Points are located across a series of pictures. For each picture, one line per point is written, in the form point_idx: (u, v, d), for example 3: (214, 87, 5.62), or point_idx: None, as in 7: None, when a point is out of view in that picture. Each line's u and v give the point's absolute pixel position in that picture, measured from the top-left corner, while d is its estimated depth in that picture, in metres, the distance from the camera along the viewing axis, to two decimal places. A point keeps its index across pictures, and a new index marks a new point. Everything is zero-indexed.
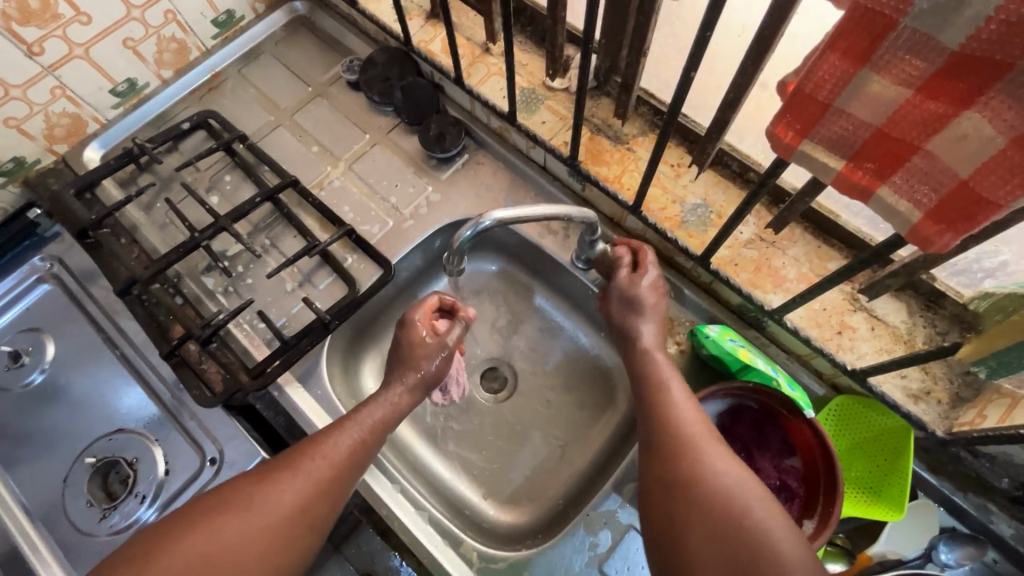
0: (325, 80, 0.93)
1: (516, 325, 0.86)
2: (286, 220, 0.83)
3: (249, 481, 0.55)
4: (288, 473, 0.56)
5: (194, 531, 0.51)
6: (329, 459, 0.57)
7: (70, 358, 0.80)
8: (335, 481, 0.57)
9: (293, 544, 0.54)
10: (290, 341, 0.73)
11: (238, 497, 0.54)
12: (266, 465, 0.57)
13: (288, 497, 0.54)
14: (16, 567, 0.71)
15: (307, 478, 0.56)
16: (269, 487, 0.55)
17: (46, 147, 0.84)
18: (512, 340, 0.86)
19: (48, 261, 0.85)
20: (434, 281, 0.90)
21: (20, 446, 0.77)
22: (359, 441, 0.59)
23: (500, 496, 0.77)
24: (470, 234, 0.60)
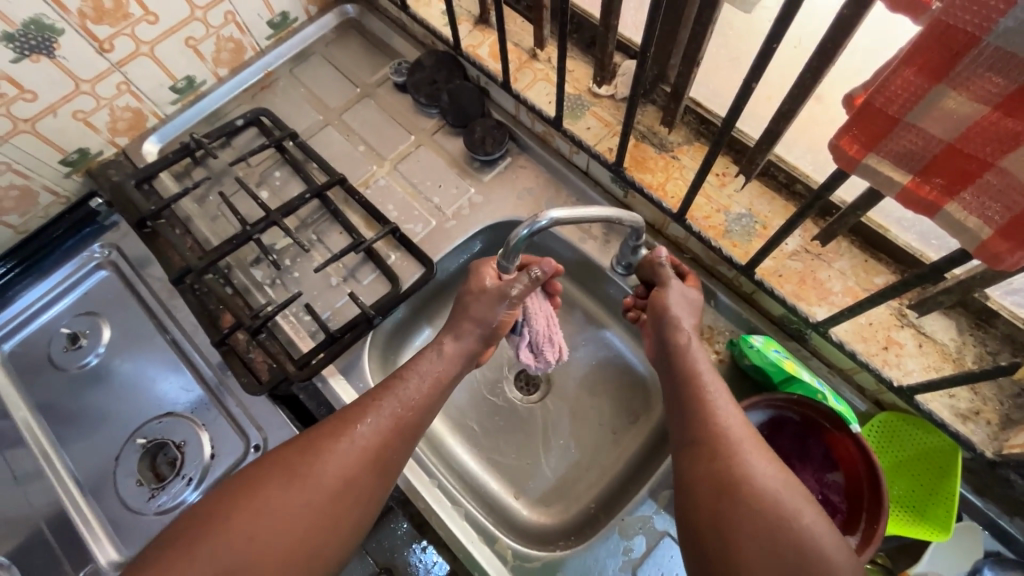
0: (373, 82, 0.96)
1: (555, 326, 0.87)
2: (332, 217, 0.85)
3: (296, 454, 0.56)
4: (334, 446, 0.56)
5: (246, 507, 0.52)
6: (377, 429, 0.58)
7: (123, 342, 0.83)
8: (382, 453, 0.58)
9: (347, 510, 0.55)
10: (335, 335, 0.75)
11: (287, 472, 0.55)
12: (311, 436, 0.57)
13: (336, 472, 0.55)
14: (67, 540, 0.74)
15: (355, 452, 0.56)
16: (317, 461, 0.55)
17: (108, 140, 0.87)
18: None
19: (106, 249, 0.89)
20: None
21: (74, 424, 0.80)
22: (402, 411, 0.59)
23: (531, 496, 0.78)
24: (525, 233, 0.61)
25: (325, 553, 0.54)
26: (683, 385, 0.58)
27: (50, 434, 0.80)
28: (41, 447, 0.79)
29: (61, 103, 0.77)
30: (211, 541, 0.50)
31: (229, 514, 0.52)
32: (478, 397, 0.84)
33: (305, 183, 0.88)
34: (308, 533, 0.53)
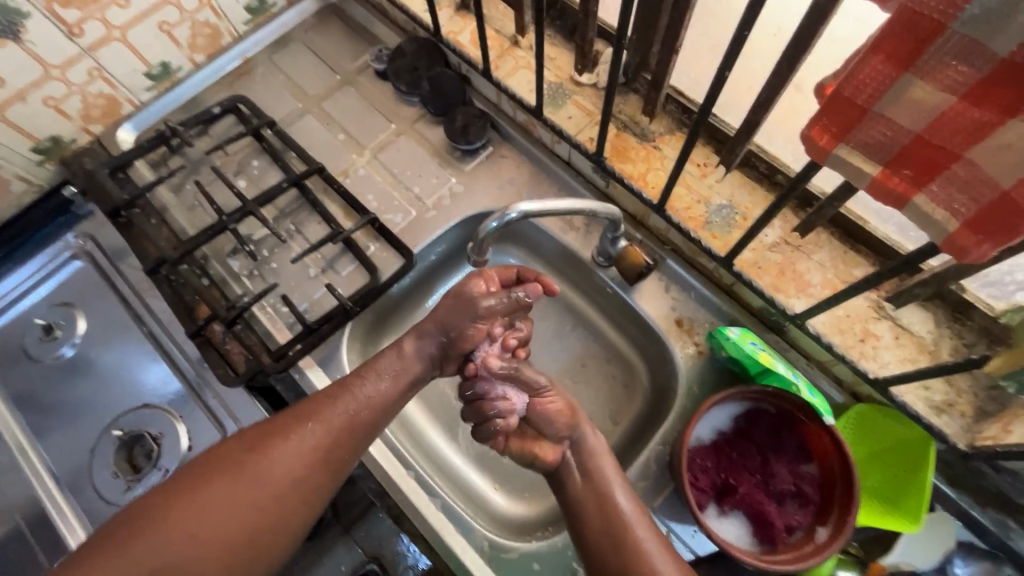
0: (353, 69, 0.94)
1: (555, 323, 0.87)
2: (311, 206, 0.84)
3: (246, 447, 0.56)
4: (285, 443, 0.56)
5: (192, 497, 0.53)
6: (330, 426, 0.58)
7: (99, 334, 0.82)
8: (337, 452, 0.58)
9: (294, 507, 0.56)
10: (312, 326, 0.74)
11: (235, 464, 0.55)
12: (263, 430, 0.57)
13: (284, 468, 0.55)
14: (44, 532, 0.74)
15: (306, 450, 0.56)
16: (266, 457, 0.56)
17: (82, 127, 0.86)
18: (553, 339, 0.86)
19: (81, 238, 0.87)
20: (460, 268, 0.90)
21: (50, 417, 0.79)
22: (357, 411, 0.59)
23: (509, 487, 0.78)
24: (495, 225, 0.61)
25: (270, 547, 0.55)
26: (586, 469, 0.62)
27: (26, 427, 0.79)
28: (16, 440, 0.78)
29: (30, 89, 0.75)
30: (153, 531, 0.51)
31: (173, 508, 0.53)
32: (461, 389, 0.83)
33: (283, 172, 0.86)
34: (252, 529, 0.54)
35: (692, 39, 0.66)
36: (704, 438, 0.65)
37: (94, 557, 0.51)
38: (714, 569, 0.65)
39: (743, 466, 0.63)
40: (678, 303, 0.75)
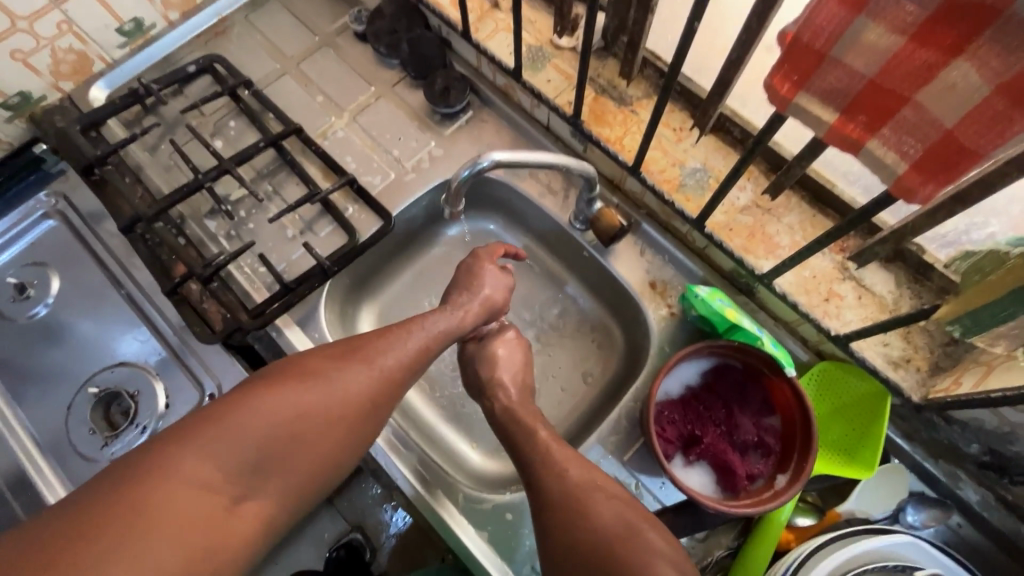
0: (332, 31, 0.93)
1: (533, 286, 0.89)
2: (289, 168, 0.83)
3: (328, 359, 0.56)
4: (365, 359, 0.57)
5: (271, 393, 0.52)
6: (405, 350, 0.59)
7: (74, 294, 0.82)
8: (404, 375, 0.59)
9: (365, 422, 0.56)
10: (290, 285, 0.75)
11: (312, 372, 0.55)
12: (341, 345, 0.58)
13: (361, 383, 0.56)
14: (19, 492, 0.73)
15: (381, 367, 0.58)
16: (347, 371, 0.56)
17: (52, 84, 0.84)
18: (530, 298, 0.88)
19: (53, 197, 0.86)
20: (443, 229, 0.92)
21: (26, 376, 0.78)
22: (427, 339, 0.62)
23: (486, 445, 0.80)
24: (467, 174, 0.64)
25: (339, 457, 0.55)
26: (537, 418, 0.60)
27: None
28: None
29: None
30: (236, 422, 0.50)
31: (248, 405, 0.51)
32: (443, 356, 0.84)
33: (260, 133, 0.86)
34: (329, 435, 0.54)
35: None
36: (673, 393, 0.67)
37: (161, 456, 0.46)
38: (680, 517, 0.66)
39: (709, 419, 0.65)
40: (652, 266, 0.77)
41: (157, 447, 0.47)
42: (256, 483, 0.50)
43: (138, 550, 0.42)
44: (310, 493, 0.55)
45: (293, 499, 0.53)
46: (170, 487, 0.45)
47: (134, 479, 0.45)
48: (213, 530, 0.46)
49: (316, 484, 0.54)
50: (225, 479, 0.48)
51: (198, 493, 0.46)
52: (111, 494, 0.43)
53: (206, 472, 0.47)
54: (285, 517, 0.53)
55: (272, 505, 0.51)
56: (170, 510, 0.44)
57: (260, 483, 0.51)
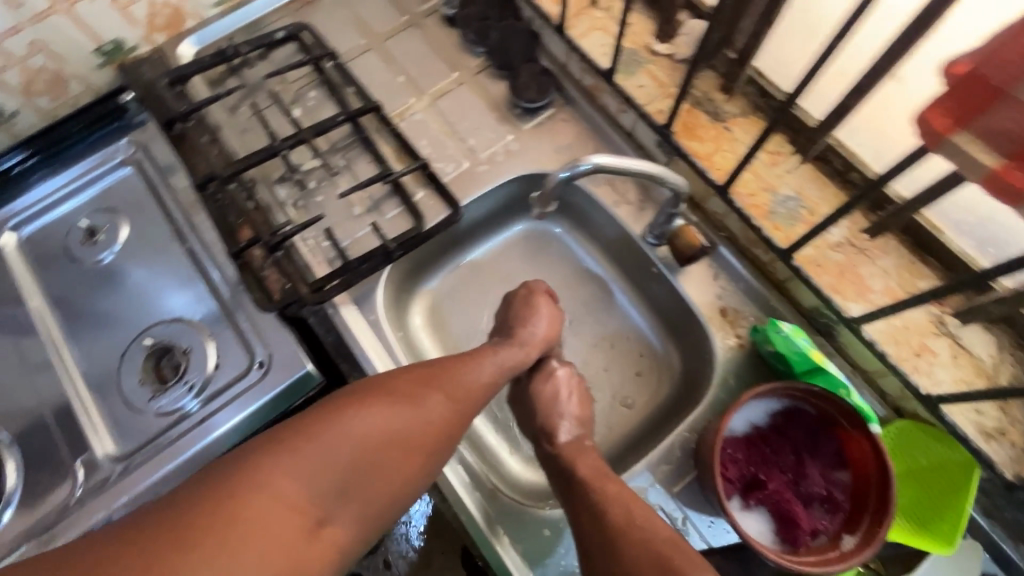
0: (421, 11, 0.91)
1: (590, 296, 0.86)
2: (363, 145, 0.82)
3: (411, 382, 0.57)
4: (445, 385, 0.58)
5: (358, 413, 0.52)
6: (479, 379, 0.61)
7: (139, 242, 0.81)
8: (474, 406, 0.60)
9: (440, 450, 0.57)
10: (352, 263, 0.73)
11: (396, 394, 0.55)
12: (420, 368, 0.59)
13: (437, 411, 0.56)
14: (63, 434, 0.72)
15: (457, 394, 0.59)
16: (427, 397, 0.56)
17: (145, 35, 0.85)
18: (584, 306, 0.85)
19: (132, 146, 0.87)
20: (508, 225, 0.89)
21: (83, 316, 0.78)
22: (497, 371, 0.63)
23: (525, 452, 0.78)
24: (565, 176, 0.62)
25: (413, 483, 0.55)
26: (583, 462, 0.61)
27: (56, 325, 0.77)
28: (51, 335, 0.76)
29: None
30: (325, 439, 0.50)
31: (338, 422, 0.51)
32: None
33: (339, 106, 0.85)
34: (406, 460, 0.54)
35: (804, 15, 0.64)
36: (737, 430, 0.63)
37: (257, 468, 0.46)
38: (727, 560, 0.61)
39: (774, 464, 0.61)
40: (724, 292, 0.74)
41: (251, 458, 0.47)
42: (338, 505, 0.49)
43: (231, 563, 0.41)
44: (383, 520, 0.54)
45: (369, 526, 0.52)
46: (258, 504, 0.44)
47: (222, 494, 0.44)
48: (299, 553, 0.45)
49: (390, 510, 0.54)
50: (309, 500, 0.47)
51: (283, 515, 0.45)
52: (210, 503, 0.43)
53: (296, 488, 0.47)
54: (361, 543, 0.52)
55: (350, 531, 0.50)
56: (262, 524, 0.43)
57: (341, 506, 0.50)
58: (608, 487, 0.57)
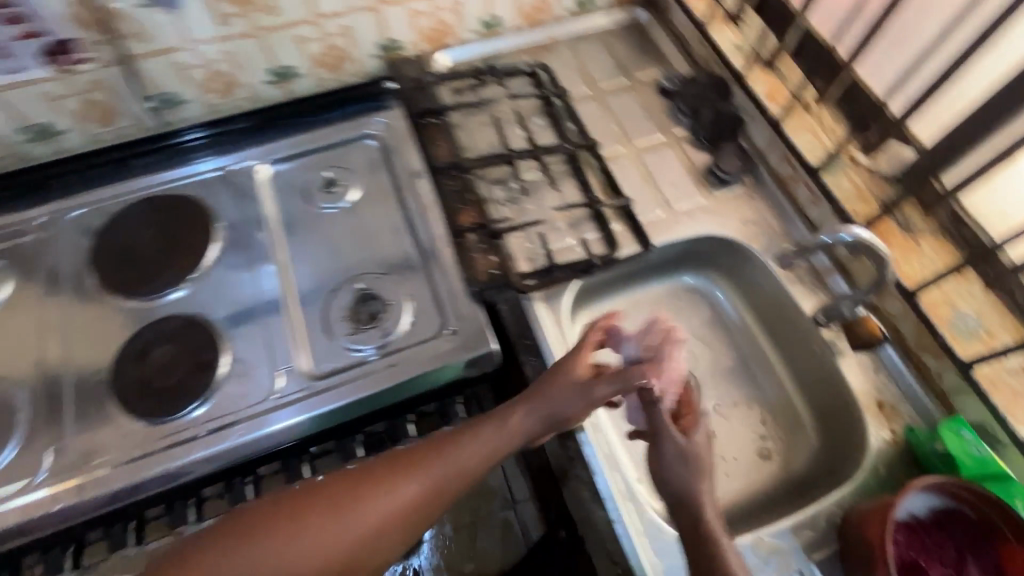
0: (642, 79, 1.06)
1: (738, 359, 0.94)
2: (574, 172, 0.93)
3: (339, 492, 0.60)
4: (373, 494, 0.59)
5: (275, 526, 0.57)
6: (422, 485, 0.61)
7: (366, 202, 0.93)
8: (415, 513, 0.60)
9: (365, 560, 0.58)
10: (550, 267, 0.82)
11: (322, 504, 0.59)
12: (356, 475, 0.61)
13: (370, 518, 0.59)
14: (270, 344, 0.81)
15: (388, 505, 0.59)
16: (354, 511, 0.59)
17: (418, 42, 1.02)
18: (729, 366, 0.93)
19: (381, 123, 0.98)
20: (678, 275, 0.99)
21: (304, 248, 0.88)
22: (445, 478, 0.61)
23: (658, 482, 0.84)
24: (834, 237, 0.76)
25: None
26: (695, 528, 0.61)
27: (284, 250, 0.88)
28: (277, 257, 0.87)
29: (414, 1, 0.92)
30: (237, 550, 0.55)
31: (257, 533, 0.57)
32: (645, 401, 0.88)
33: (559, 135, 0.98)
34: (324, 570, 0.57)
35: None
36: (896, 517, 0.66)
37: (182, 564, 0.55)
38: None
39: (936, 555, 0.64)
40: (883, 386, 0.79)
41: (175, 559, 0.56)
42: None
43: None
44: None
45: None
46: None
47: None
48: None
49: None
50: None
51: None
52: None
53: None
54: None
55: None
56: None
57: None
58: (720, 540, 0.59)
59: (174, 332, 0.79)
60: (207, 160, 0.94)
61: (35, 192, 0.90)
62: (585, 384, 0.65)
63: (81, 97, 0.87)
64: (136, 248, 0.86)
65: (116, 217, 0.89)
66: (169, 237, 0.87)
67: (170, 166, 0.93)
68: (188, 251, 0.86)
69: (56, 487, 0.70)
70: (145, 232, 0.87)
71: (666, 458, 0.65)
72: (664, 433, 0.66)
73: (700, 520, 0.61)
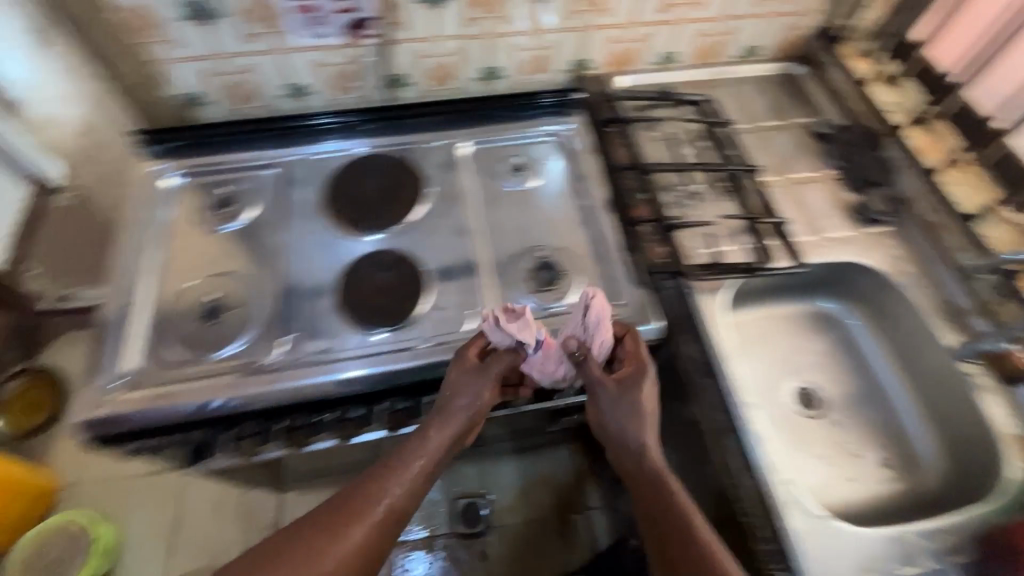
0: (796, 123, 1.18)
1: (868, 383, 1.02)
2: (733, 190, 1.05)
3: (291, 546, 0.65)
4: (326, 544, 0.65)
5: None
6: (371, 519, 0.68)
7: (548, 188, 1.07)
8: (377, 541, 0.67)
9: None
10: (716, 264, 0.93)
11: (278, 563, 0.63)
12: (300, 527, 0.67)
13: (333, 561, 0.64)
14: (465, 288, 0.94)
15: (346, 548, 0.65)
16: (355, 518, 0.67)
17: (604, 64, 1.18)
18: (858, 388, 1.02)
19: (566, 129, 1.15)
20: (818, 299, 1.09)
21: (495, 217, 1.03)
22: (389, 505, 0.69)
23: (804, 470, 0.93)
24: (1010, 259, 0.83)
25: None
26: (654, 477, 0.72)
27: (479, 216, 1.03)
28: (473, 221, 1.02)
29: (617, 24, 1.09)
30: None
31: None
32: (783, 407, 0.99)
33: (721, 158, 1.10)
34: None
35: None
36: None
37: None
38: None
39: None
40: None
41: None
42: None
43: None
44: None
45: None
46: None
47: None
48: None
49: None
50: None
51: None
52: None
53: None
54: None
55: None
56: None
57: None
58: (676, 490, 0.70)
59: (392, 264, 0.95)
60: (422, 136, 1.13)
61: (288, 138, 1.10)
62: (485, 369, 0.79)
63: (337, 67, 1.07)
64: (361, 195, 1.03)
65: (346, 168, 1.07)
66: (387, 190, 1.04)
67: (390, 134, 1.13)
68: (401, 204, 1.03)
69: (288, 367, 0.85)
70: (372, 182, 1.05)
71: (602, 405, 0.77)
72: (596, 380, 0.78)
73: (651, 464, 0.73)
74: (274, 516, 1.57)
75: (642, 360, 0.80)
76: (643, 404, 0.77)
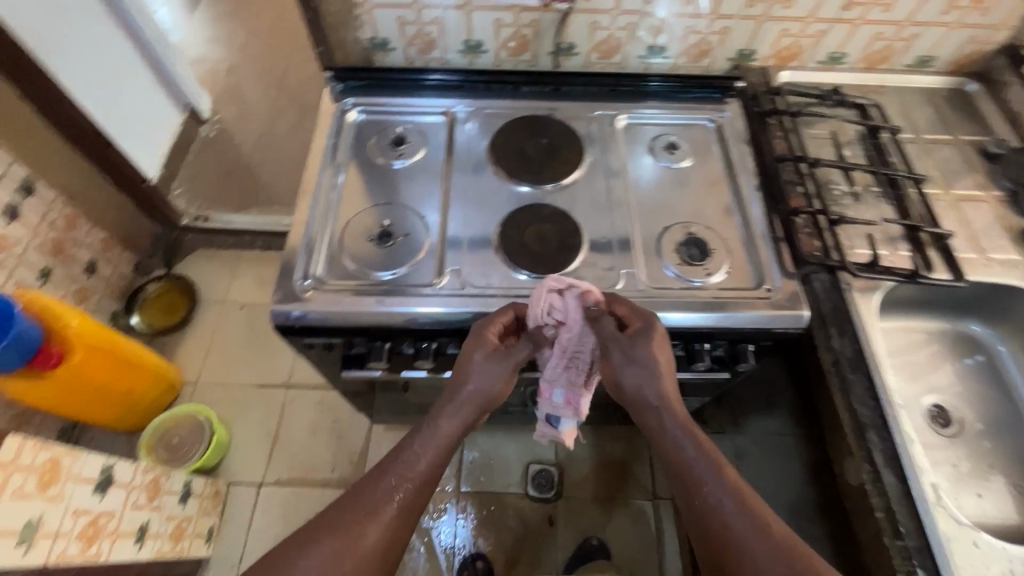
0: (964, 139, 1.14)
1: (1011, 410, 1.00)
2: (892, 196, 1.03)
3: (308, 545, 0.68)
4: (342, 538, 0.68)
5: None
6: (386, 512, 0.71)
7: (699, 169, 1.09)
8: (395, 530, 0.71)
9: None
10: (874, 263, 0.91)
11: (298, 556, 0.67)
12: (312, 526, 0.70)
13: (354, 555, 0.68)
14: (615, 251, 0.98)
15: (364, 545, 0.68)
16: (369, 517, 0.70)
17: (770, 57, 1.18)
18: (1001, 413, 1.00)
19: (722, 113, 1.15)
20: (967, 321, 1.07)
21: (646, 189, 1.07)
22: (400, 499, 0.72)
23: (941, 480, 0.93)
24: None
25: None
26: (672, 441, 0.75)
27: (630, 186, 1.07)
28: (626, 190, 1.06)
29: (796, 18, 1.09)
30: None
31: None
32: (921, 418, 0.99)
33: (881, 163, 1.08)
34: None
35: None
36: None
37: None
38: None
39: None
40: None
41: None
42: None
43: None
44: None
45: None
46: None
47: None
48: None
49: None
50: None
51: None
52: None
53: None
54: None
55: None
56: None
57: None
58: (702, 449, 0.72)
59: (548, 217, 1.01)
60: (581, 104, 1.18)
61: (456, 91, 1.18)
62: (502, 353, 0.81)
63: (516, 29, 1.13)
64: (522, 151, 1.10)
65: (507, 125, 1.13)
66: (549, 151, 1.10)
67: (551, 99, 1.18)
68: (559, 165, 1.08)
69: (449, 293, 0.92)
70: (535, 142, 1.11)
71: (614, 358, 0.80)
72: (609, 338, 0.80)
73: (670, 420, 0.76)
74: (363, 444, 1.68)
75: (647, 316, 0.82)
76: (657, 355, 0.79)
